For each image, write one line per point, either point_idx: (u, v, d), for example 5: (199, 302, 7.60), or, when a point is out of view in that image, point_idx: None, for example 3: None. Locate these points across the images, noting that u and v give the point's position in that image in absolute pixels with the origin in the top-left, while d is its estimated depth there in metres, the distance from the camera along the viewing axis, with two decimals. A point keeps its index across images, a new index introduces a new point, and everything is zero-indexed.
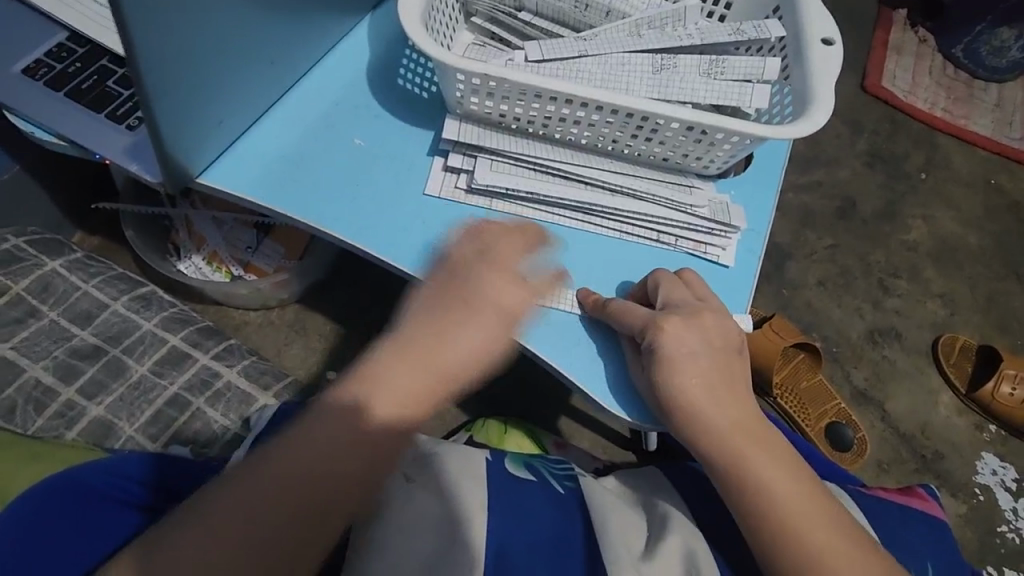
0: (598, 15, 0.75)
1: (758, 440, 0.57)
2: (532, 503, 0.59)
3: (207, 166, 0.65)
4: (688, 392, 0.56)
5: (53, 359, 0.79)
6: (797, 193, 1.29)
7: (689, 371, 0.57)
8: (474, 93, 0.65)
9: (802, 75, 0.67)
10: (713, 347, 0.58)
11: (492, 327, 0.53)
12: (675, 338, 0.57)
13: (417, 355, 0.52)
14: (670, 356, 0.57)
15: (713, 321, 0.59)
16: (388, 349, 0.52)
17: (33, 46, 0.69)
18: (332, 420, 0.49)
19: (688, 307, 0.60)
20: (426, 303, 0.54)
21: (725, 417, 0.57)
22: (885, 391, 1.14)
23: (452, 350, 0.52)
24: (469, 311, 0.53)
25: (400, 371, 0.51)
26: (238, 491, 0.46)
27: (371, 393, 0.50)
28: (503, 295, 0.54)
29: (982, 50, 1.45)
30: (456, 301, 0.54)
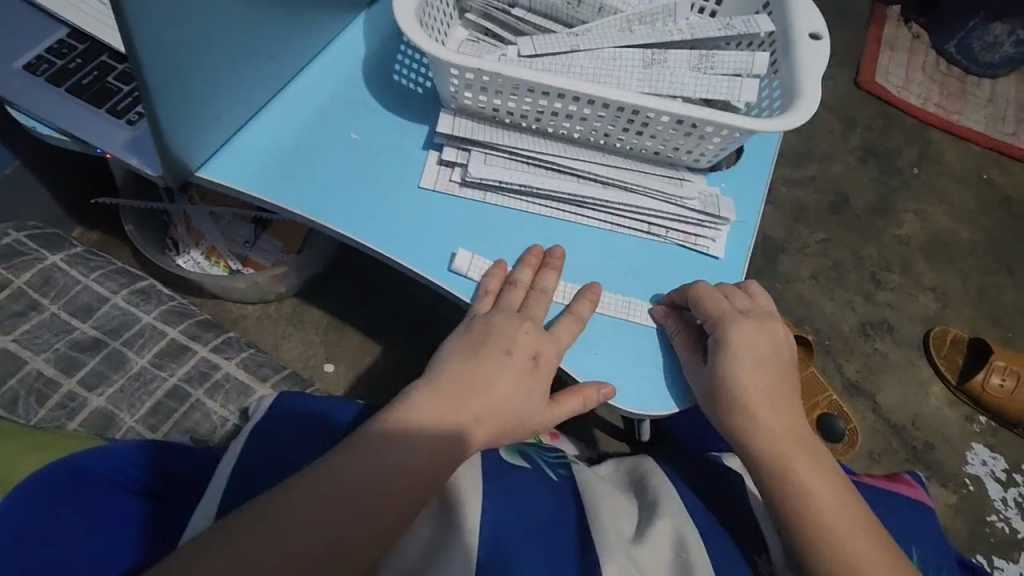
0: (591, 11, 0.77)
1: (804, 442, 0.59)
2: (528, 491, 0.60)
3: (206, 160, 0.66)
4: (751, 383, 0.60)
5: (55, 351, 0.81)
6: (790, 187, 1.31)
7: (752, 365, 0.61)
8: (468, 88, 0.67)
9: (790, 70, 0.68)
10: (776, 353, 0.62)
11: (525, 380, 0.58)
12: (745, 335, 0.61)
13: (458, 402, 0.55)
14: (737, 347, 0.61)
15: (776, 331, 0.63)
16: (428, 392, 0.55)
17: (34, 41, 0.70)
18: (370, 454, 0.51)
19: (755, 312, 0.64)
20: (463, 354, 0.58)
21: (777, 413, 0.60)
22: (876, 383, 1.15)
23: (493, 399, 0.56)
24: (504, 365, 0.58)
25: (444, 414, 0.54)
26: (281, 502, 0.47)
27: (411, 434, 0.52)
28: (532, 350, 0.60)
29: (975, 46, 1.46)
30: (494, 355, 0.58)
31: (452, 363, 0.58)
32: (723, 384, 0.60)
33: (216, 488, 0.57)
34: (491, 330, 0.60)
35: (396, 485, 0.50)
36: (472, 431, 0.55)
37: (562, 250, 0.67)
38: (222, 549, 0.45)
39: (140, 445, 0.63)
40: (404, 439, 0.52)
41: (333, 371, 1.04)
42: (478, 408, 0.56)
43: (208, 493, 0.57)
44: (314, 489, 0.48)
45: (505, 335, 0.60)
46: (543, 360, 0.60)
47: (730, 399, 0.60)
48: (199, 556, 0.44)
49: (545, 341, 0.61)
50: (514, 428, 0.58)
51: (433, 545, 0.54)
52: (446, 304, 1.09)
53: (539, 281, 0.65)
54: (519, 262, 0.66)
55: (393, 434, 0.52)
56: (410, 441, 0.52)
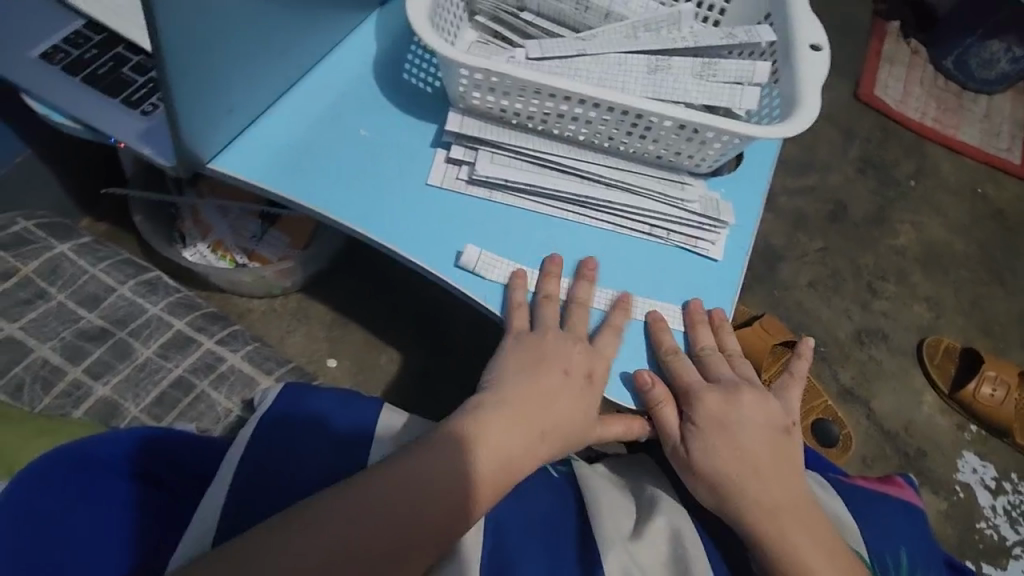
0: (597, 17, 0.78)
1: (796, 510, 0.58)
2: (529, 485, 0.61)
3: (217, 152, 0.67)
4: (724, 457, 0.60)
5: (61, 340, 0.81)
6: (790, 196, 1.32)
7: (737, 437, 0.61)
8: (476, 88, 0.68)
9: (790, 79, 0.70)
10: (752, 419, 0.62)
11: (582, 398, 0.60)
12: (714, 409, 0.62)
13: (519, 417, 0.57)
14: (706, 423, 0.61)
15: (755, 400, 0.64)
16: (492, 412, 0.56)
17: (50, 32, 0.71)
18: (415, 475, 0.51)
19: (727, 384, 0.64)
20: (520, 362, 0.61)
21: (759, 484, 0.59)
22: (870, 390, 1.16)
23: (554, 415, 0.58)
24: (563, 385, 0.60)
25: (510, 423, 0.56)
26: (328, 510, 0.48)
27: (460, 455, 0.53)
28: (586, 369, 0.62)
29: (972, 62, 1.49)
30: (552, 371, 0.60)
31: (512, 379, 0.60)
32: (699, 461, 0.60)
33: (212, 501, 0.57)
34: (545, 346, 0.62)
35: (442, 504, 0.51)
36: (538, 446, 0.57)
37: (595, 261, 0.69)
38: (251, 555, 0.45)
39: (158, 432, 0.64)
40: (455, 458, 0.53)
41: (336, 366, 1.05)
42: (538, 424, 0.57)
43: (205, 506, 0.57)
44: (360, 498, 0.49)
45: (561, 353, 0.62)
46: (597, 376, 0.62)
47: (704, 480, 0.60)
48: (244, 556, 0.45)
49: (596, 358, 0.63)
50: (566, 442, 0.59)
51: None
52: (448, 303, 1.10)
53: (542, 285, 0.67)
54: (540, 275, 0.68)
55: (440, 452, 0.53)
56: (447, 458, 0.53)
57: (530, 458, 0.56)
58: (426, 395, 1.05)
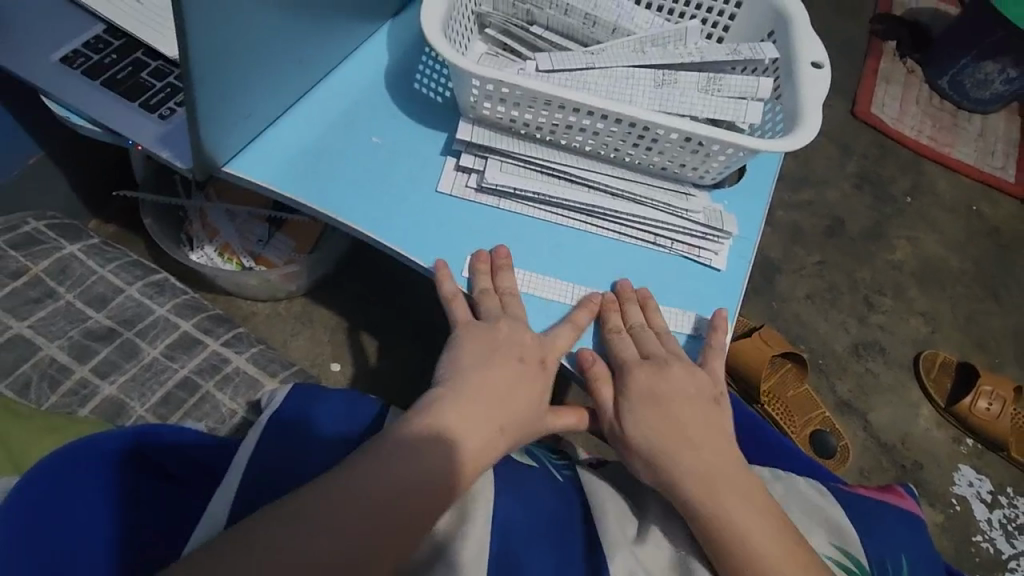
0: (605, 32, 0.80)
1: (734, 479, 0.58)
2: (536, 488, 0.62)
3: (232, 156, 0.69)
4: (657, 433, 0.60)
5: (69, 339, 0.82)
6: (788, 210, 1.35)
7: (667, 406, 0.61)
8: (487, 99, 0.70)
9: (793, 95, 0.72)
10: (680, 391, 0.62)
11: (538, 384, 0.61)
12: (645, 383, 0.62)
13: (475, 408, 0.57)
14: (637, 398, 0.62)
15: (681, 370, 0.63)
16: (449, 404, 0.57)
17: (71, 36, 0.72)
18: (384, 468, 0.51)
19: (657, 358, 0.64)
20: (476, 354, 0.61)
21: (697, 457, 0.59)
22: (868, 402, 1.18)
23: (511, 404, 0.59)
24: (518, 374, 0.60)
25: (470, 413, 0.56)
26: (315, 500, 0.48)
27: (419, 449, 0.53)
28: (538, 357, 0.62)
29: (967, 83, 1.52)
30: (506, 361, 0.61)
31: (470, 369, 0.60)
32: (629, 436, 0.61)
33: (217, 511, 0.56)
34: (500, 339, 0.62)
35: (424, 491, 0.51)
36: (499, 436, 0.57)
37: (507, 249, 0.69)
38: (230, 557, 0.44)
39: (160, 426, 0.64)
40: (426, 447, 0.53)
41: (339, 369, 1.05)
42: (495, 414, 0.57)
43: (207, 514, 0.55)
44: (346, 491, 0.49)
45: (514, 342, 0.62)
46: (550, 362, 0.63)
47: (641, 459, 0.60)
48: (235, 550, 0.45)
49: (547, 345, 0.63)
50: (523, 431, 0.59)
51: (447, 538, 0.55)
52: None
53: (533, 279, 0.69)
54: (470, 271, 0.68)
55: (404, 444, 0.53)
56: (425, 450, 0.53)
57: (491, 448, 0.56)
58: None
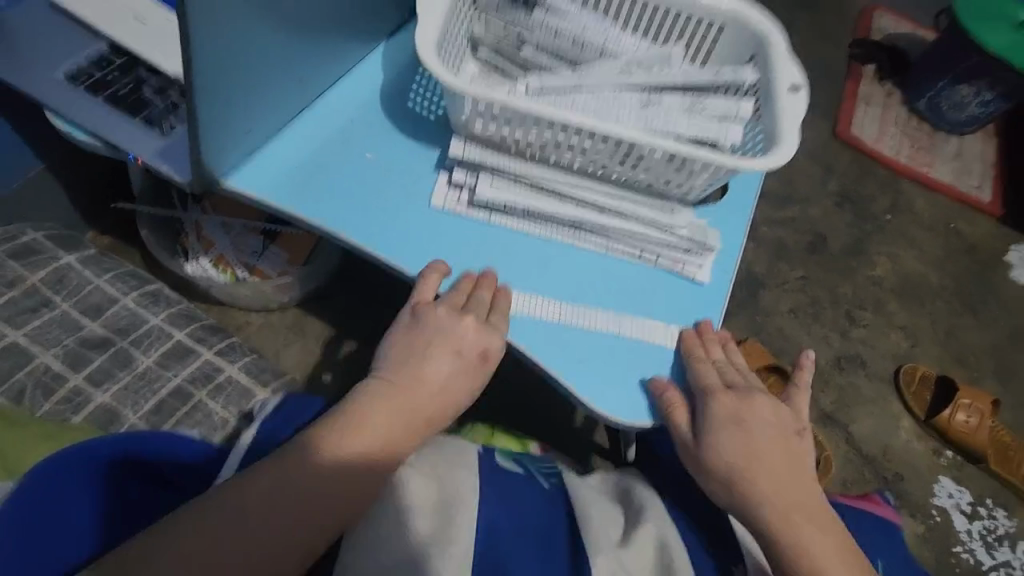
0: (593, 54, 0.83)
1: (809, 511, 0.62)
2: (522, 494, 0.64)
3: (230, 170, 0.70)
4: (745, 459, 0.63)
5: (64, 347, 0.83)
6: (771, 227, 1.38)
7: (749, 433, 0.64)
8: (479, 117, 0.72)
9: (772, 116, 0.74)
10: (767, 422, 0.65)
11: (471, 375, 0.65)
12: (729, 409, 0.65)
13: (404, 401, 0.61)
14: (721, 421, 0.65)
15: (766, 403, 0.67)
16: (380, 397, 0.61)
17: (74, 54, 0.74)
18: (311, 461, 0.56)
19: (740, 388, 0.67)
20: (412, 343, 0.65)
21: (777, 487, 0.62)
22: (850, 414, 1.20)
23: (438, 396, 0.63)
24: (452, 366, 0.64)
25: (394, 406, 0.61)
26: (239, 494, 0.53)
27: (347, 443, 0.58)
28: (480, 348, 0.65)
29: (944, 105, 1.57)
30: (440, 354, 0.64)
31: (402, 360, 0.64)
32: (709, 453, 0.64)
33: None
34: (439, 330, 0.65)
35: (344, 482, 0.56)
36: (421, 427, 0.62)
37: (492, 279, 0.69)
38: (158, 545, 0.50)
39: (172, 435, 0.64)
40: (350, 440, 0.58)
41: (331, 380, 1.07)
42: (423, 407, 0.62)
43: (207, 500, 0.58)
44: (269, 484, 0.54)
45: (450, 334, 0.65)
46: (491, 356, 0.66)
47: (716, 473, 0.63)
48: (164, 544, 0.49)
49: (492, 339, 0.66)
50: (449, 417, 0.64)
51: (432, 539, 0.56)
52: None
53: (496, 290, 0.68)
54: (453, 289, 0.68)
55: (325, 437, 0.58)
56: (350, 443, 0.58)
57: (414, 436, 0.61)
58: None
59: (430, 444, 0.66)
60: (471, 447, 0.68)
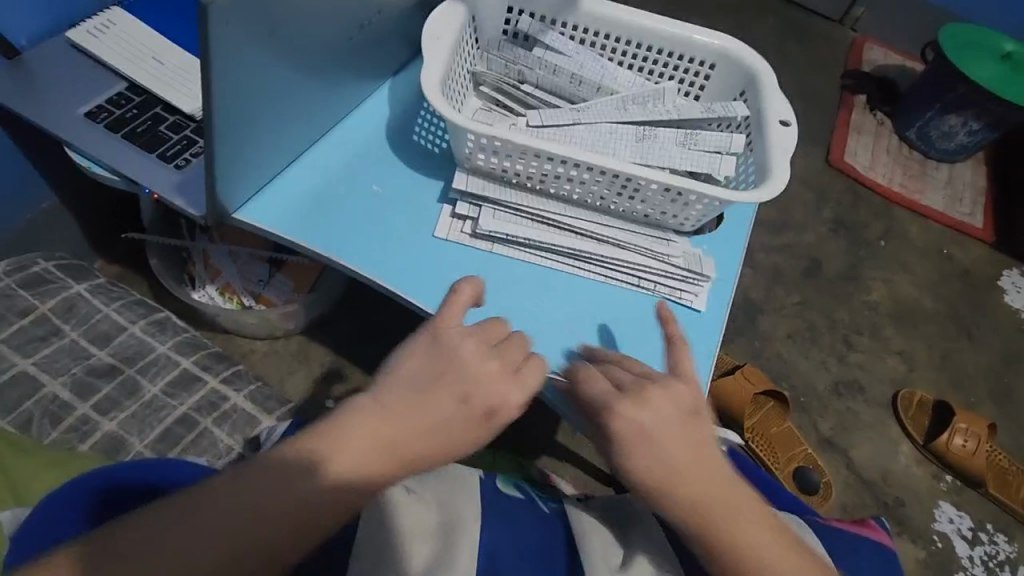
0: (590, 90, 0.87)
1: (738, 501, 0.56)
2: (522, 520, 0.65)
3: (242, 204, 0.73)
4: (664, 474, 0.55)
5: (72, 376, 0.85)
6: (768, 253, 1.40)
7: (655, 442, 0.56)
8: (481, 151, 0.75)
9: (762, 149, 0.77)
10: (669, 419, 0.58)
11: (474, 430, 0.54)
12: (628, 418, 0.57)
13: (391, 437, 0.50)
14: (625, 436, 0.57)
15: (664, 394, 0.59)
16: (368, 419, 0.51)
17: (94, 92, 0.78)
18: (258, 493, 0.46)
19: (632, 386, 0.60)
20: (418, 371, 0.54)
21: (700, 489, 0.56)
22: (850, 439, 1.21)
23: (434, 443, 0.52)
24: (452, 413, 0.53)
25: (377, 440, 0.50)
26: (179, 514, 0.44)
27: (316, 469, 0.48)
28: (489, 405, 0.55)
29: (934, 133, 1.61)
30: (447, 395, 0.53)
31: (405, 388, 0.53)
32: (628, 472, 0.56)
33: None
34: (451, 364, 0.55)
35: (301, 525, 0.46)
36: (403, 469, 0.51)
37: (469, 295, 0.61)
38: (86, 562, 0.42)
39: (182, 459, 0.62)
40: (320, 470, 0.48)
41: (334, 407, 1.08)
42: (411, 449, 0.51)
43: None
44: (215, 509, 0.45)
45: (464, 376, 0.55)
46: (501, 414, 0.55)
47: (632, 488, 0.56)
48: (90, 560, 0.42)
49: (507, 395, 0.56)
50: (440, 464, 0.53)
51: (434, 564, 0.57)
52: None
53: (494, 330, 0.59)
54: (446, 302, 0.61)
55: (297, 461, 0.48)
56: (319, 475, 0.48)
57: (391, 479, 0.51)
58: None
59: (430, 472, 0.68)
60: (472, 472, 0.70)
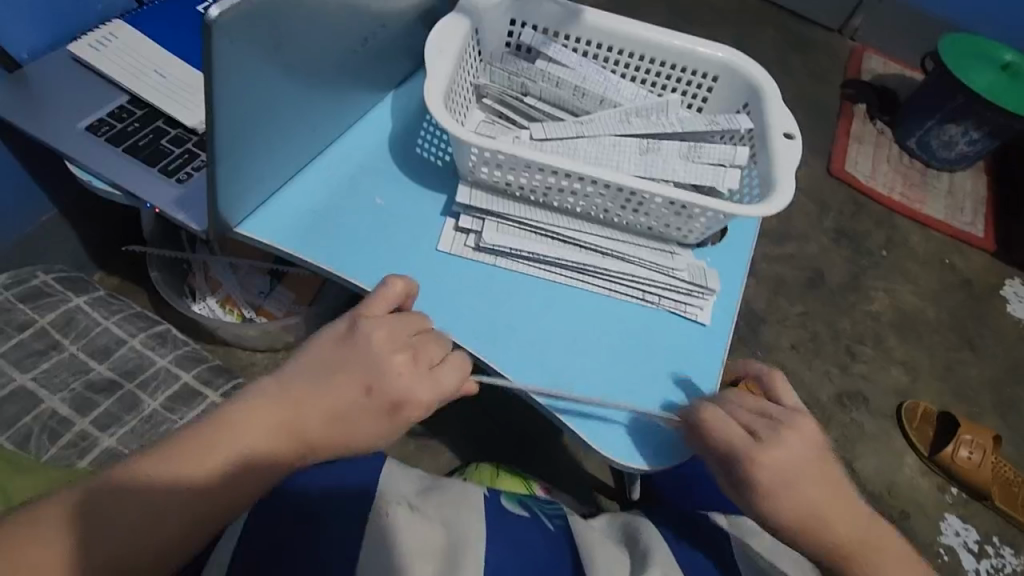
0: (593, 102, 0.87)
1: (862, 526, 0.61)
2: (528, 537, 0.65)
3: (243, 218, 0.72)
4: (803, 513, 0.59)
5: (70, 391, 0.84)
6: (770, 264, 1.40)
7: (793, 484, 0.59)
8: (484, 164, 0.75)
9: (767, 161, 0.77)
10: (808, 458, 0.60)
11: (379, 422, 0.54)
12: (772, 467, 0.58)
13: (292, 420, 0.52)
14: (768, 484, 0.58)
15: (797, 435, 0.60)
16: (269, 401, 0.53)
17: (96, 106, 0.77)
18: (158, 477, 0.49)
19: (765, 428, 0.61)
20: (327, 359, 0.54)
21: (840, 526, 0.60)
22: (854, 451, 1.20)
23: (336, 430, 0.53)
24: (355, 404, 0.53)
25: (277, 424, 0.52)
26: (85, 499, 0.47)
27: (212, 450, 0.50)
28: (394, 399, 0.54)
29: (934, 143, 1.61)
30: (351, 386, 0.53)
31: (312, 376, 0.54)
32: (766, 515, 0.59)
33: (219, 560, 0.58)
34: (359, 355, 0.54)
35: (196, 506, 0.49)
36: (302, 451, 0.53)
37: (403, 290, 0.59)
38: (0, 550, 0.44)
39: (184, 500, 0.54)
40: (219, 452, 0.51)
41: None
42: (314, 434, 0.53)
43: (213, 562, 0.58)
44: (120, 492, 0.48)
45: (371, 367, 0.54)
46: (406, 410, 0.55)
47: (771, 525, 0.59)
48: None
49: (413, 389, 0.55)
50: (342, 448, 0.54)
51: None
52: None
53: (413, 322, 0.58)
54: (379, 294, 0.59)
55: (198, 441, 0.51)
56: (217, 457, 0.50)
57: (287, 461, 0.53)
58: (424, 452, 1.09)
59: (433, 491, 0.68)
60: (476, 489, 0.69)
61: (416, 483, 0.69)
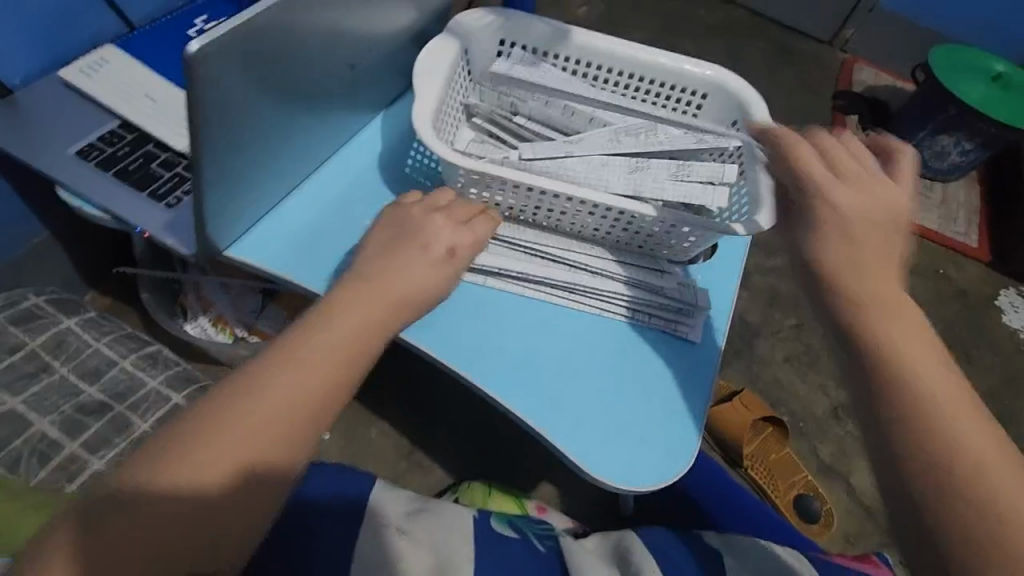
0: (582, 121, 0.87)
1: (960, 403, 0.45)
2: (518, 560, 0.64)
3: (233, 241, 0.73)
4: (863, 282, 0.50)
5: (61, 413, 0.84)
6: (764, 275, 1.40)
7: (856, 235, 0.52)
8: (473, 184, 0.75)
9: (755, 180, 0.77)
10: (877, 220, 0.53)
11: (439, 269, 0.62)
12: (838, 204, 0.53)
13: (381, 290, 0.58)
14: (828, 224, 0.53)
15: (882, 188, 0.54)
16: (354, 296, 0.57)
17: (86, 131, 0.78)
18: (259, 384, 0.49)
19: (848, 174, 0.55)
20: (386, 243, 0.63)
21: (913, 365, 0.46)
22: (849, 465, 1.20)
23: (412, 287, 0.60)
24: (418, 260, 0.61)
25: (359, 308, 0.56)
26: (196, 425, 0.46)
27: (295, 350, 0.51)
28: (448, 246, 0.63)
29: (926, 153, 1.61)
30: (410, 248, 0.62)
31: (382, 253, 0.62)
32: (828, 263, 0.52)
33: None
34: (410, 222, 0.64)
35: (294, 406, 0.49)
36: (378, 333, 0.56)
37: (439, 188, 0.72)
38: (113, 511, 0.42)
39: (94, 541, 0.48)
40: (309, 347, 0.52)
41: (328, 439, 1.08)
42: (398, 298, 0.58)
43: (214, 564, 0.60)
44: (230, 408, 0.47)
45: (422, 229, 0.64)
46: (459, 252, 0.63)
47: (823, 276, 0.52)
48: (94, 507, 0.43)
49: (458, 236, 0.64)
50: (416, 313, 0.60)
51: None
52: (443, 377, 1.15)
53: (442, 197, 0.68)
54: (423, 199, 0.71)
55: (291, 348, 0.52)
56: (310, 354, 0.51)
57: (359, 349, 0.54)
58: (417, 470, 1.09)
59: (425, 513, 0.67)
60: (467, 511, 0.69)
61: (404, 504, 0.68)
